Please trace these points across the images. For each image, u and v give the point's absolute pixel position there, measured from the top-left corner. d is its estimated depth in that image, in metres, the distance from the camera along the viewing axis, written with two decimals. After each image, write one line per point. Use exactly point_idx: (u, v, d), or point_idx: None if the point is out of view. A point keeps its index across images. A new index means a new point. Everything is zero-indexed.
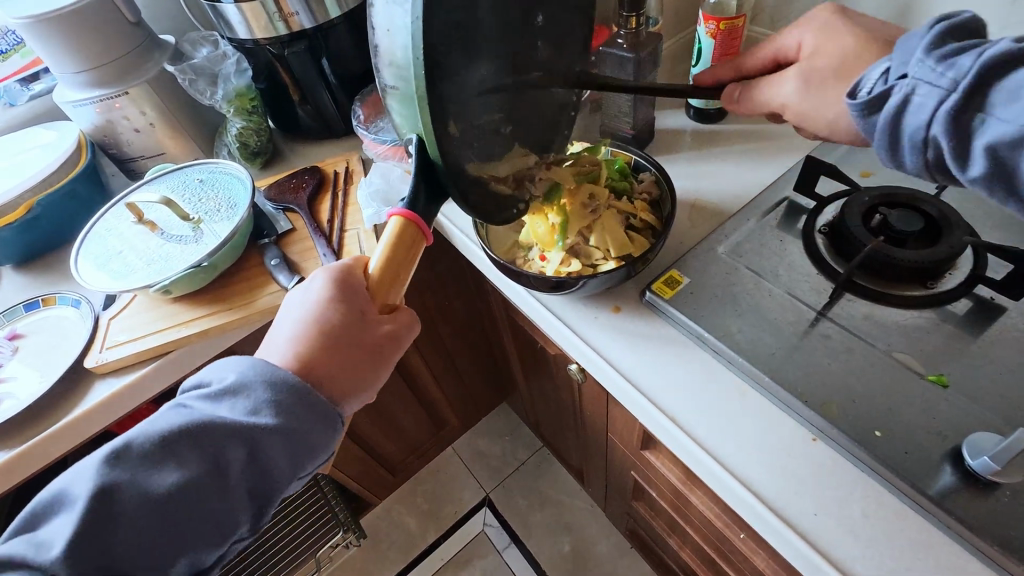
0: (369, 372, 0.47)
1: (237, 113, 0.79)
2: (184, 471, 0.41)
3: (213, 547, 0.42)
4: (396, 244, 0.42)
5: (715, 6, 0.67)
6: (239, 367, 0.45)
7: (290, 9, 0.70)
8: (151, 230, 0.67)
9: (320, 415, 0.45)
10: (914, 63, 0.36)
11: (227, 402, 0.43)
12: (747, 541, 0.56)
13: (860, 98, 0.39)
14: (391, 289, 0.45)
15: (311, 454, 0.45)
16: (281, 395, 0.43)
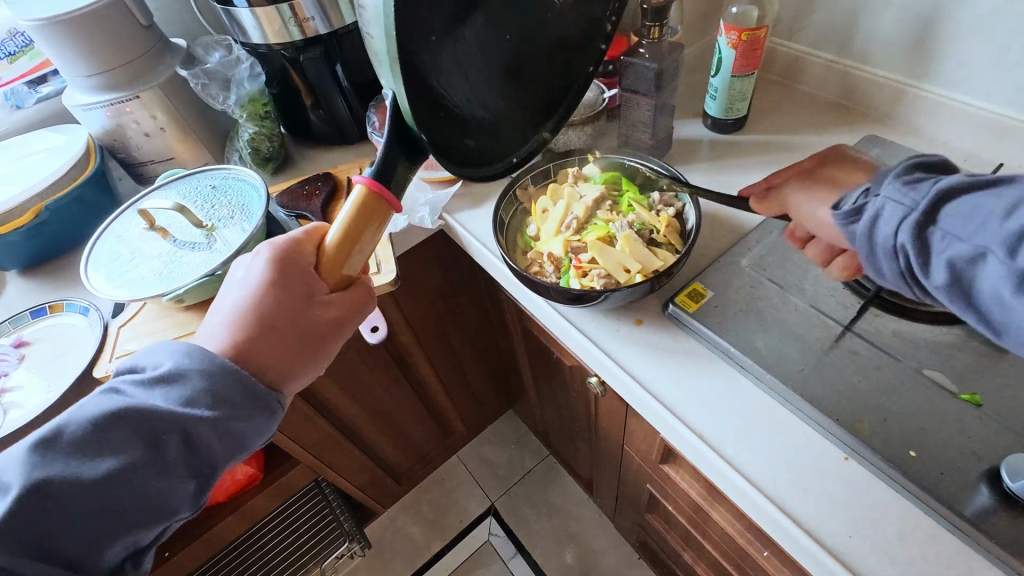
0: (310, 354, 0.47)
1: (249, 118, 0.78)
2: (119, 457, 0.41)
3: (158, 525, 0.43)
4: (359, 213, 0.39)
5: (736, 16, 0.67)
6: (173, 354, 0.44)
7: (306, 14, 0.69)
8: (162, 237, 0.66)
9: (256, 403, 0.45)
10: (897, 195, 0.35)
11: (160, 390, 0.43)
12: (770, 560, 0.55)
13: (843, 209, 0.38)
14: (348, 263, 0.43)
15: (249, 440, 0.45)
16: (215, 382, 0.43)
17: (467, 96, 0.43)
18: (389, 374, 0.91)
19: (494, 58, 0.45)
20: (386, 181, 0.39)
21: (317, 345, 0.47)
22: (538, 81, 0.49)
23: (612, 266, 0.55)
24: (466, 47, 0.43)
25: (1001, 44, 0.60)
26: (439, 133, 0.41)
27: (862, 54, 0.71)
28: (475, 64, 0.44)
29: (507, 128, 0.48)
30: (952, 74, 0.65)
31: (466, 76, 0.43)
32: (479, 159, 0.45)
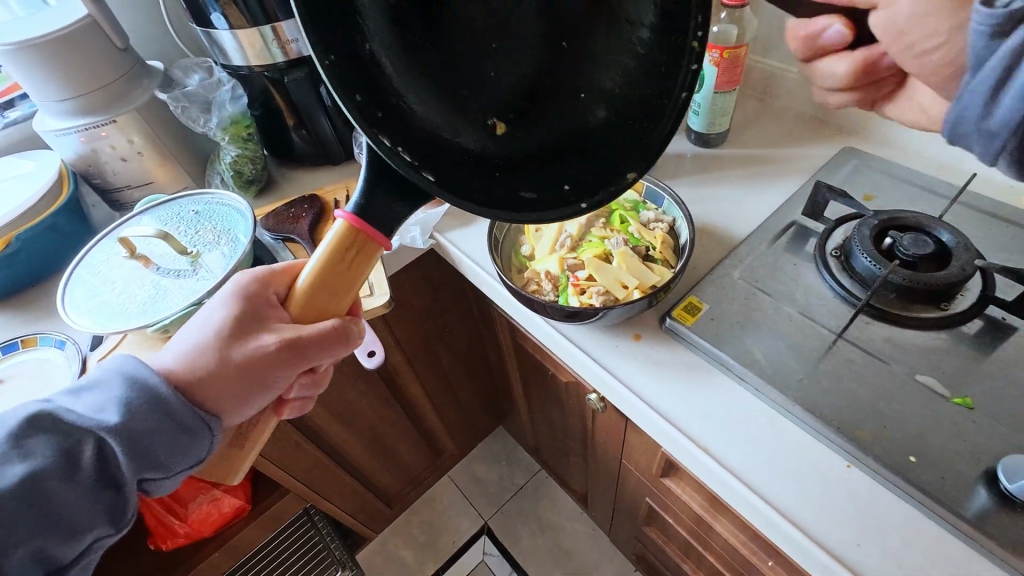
0: (262, 386, 0.45)
1: (232, 141, 0.76)
2: (29, 463, 0.39)
3: (68, 542, 0.41)
4: (336, 246, 0.40)
5: (716, 35, 0.69)
6: (105, 368, 0.43)
7: (288, 36, 0.69)
8: (144, 265, 0.64)
9: (176, 422, 0.42)
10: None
11: (80, 397, 0.41)
12: (774, 569, 0.56)
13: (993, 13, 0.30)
14: (325, 296, 0.43)
15: (169, 457, 0.42)
16: (142, 400, 0.41)
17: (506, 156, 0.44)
18: (381, 396, 0.89)
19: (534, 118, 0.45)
20: (368, 218, 0.40)
21: (269, 377, 0.44)
22: (605, 120, 0.44)
23: (609, 283, 0.55)
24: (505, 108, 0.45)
25: None
26: (442, 177, 0.40)
27: None
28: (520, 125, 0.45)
29: (578, 177, 0.44)
30: None
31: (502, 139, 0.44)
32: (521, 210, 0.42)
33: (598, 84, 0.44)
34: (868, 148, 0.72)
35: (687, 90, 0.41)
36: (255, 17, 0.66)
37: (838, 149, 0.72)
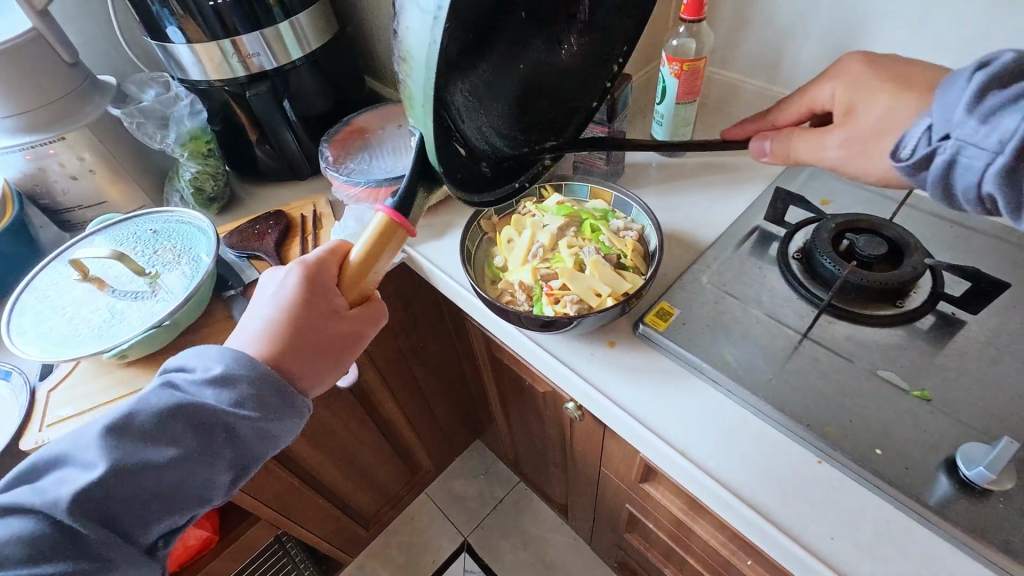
0: (328, 366, 0.51)
1: (191, 157, 0.74)
2: (179, 447, 0.45)
3: (193, 512, 0.46)
4: (375, 244, 0.43)
5: (676, 49, 0.71)
6: (224, 361, 0.47)
7: (249, 50, 0.67)
8: (98, 288, 0.61)
9: (289, 404, 0.49)
10: (956, 124, 0.37)
11: (213, 389, 0.46)
12: (754, 568, 0.57)
13: (905, 159, 0.40)
14: (367, 285, 0.47)
15: (287, 436, 0.49)
16: (265, 389, 0.47)
17: (481, 127, 0.47)
18: (354, 415, 0.87)
19: (510, 89, 0.50)
20: (404, 212, 0.43)
21: (343, 354, 0.51)
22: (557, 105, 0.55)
23: (582, 291, 0.55)
24: (487, 73, 0.47)
25: None
26: (458, 165, 0.45)
27: (788, 81, 0.77)
28: (492, 91, 0.48)
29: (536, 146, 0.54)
30: None
31: (481, 108, 0.47)
32: (484, 186, 0.49)
33: (560, 69, 0.53)
34: None
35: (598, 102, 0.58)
36: (214, 30, 0.65)
37: None
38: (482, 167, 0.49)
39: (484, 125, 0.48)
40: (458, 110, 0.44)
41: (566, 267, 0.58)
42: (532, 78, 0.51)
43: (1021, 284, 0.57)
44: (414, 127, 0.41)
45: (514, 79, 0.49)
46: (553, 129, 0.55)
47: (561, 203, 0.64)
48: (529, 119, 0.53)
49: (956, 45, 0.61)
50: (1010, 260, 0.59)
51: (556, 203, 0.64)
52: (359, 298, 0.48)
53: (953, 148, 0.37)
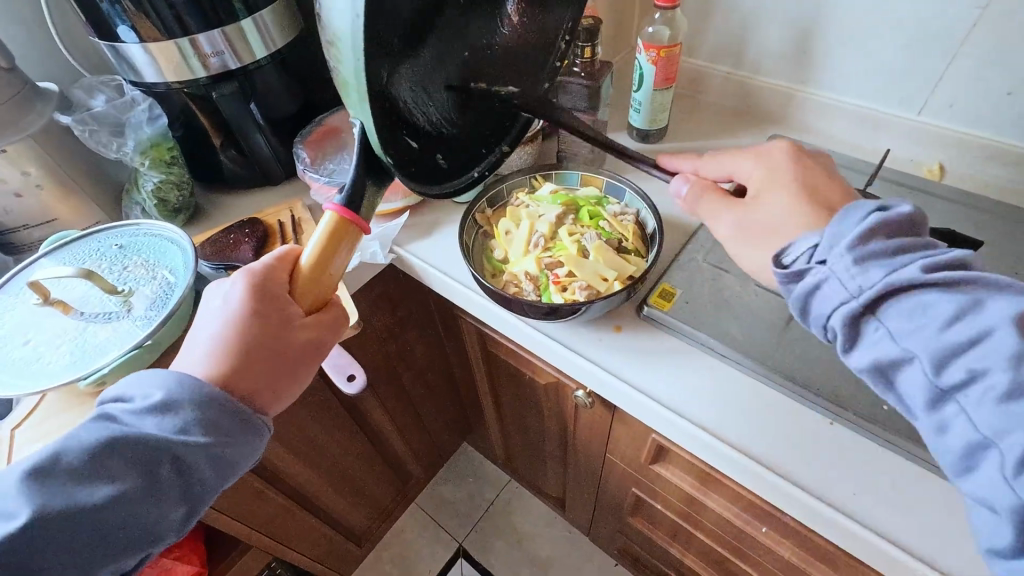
0: (285, 385, 0.46)
1: (152, 166, 0.69)
2: (118, 484, 0.39)
3: (142, 554, 0.41)
4: (330, 239, 0.41)
5: (651, 36, 0.73)
6: (165, 384, 0.42)
7: (208, 49, 0.63)
8: (64, 313, 0.55)
9: (247, 425, 0.43)
10: (830, 254, 0.39)
11: (153, 417, 0.41)
12: (769, 534, 0.58)
13: (830, 322, 0.40)
14: (323, 286, 0.45)
15: (244, 463, 0.44)
16: (215, 412, 0.42)
17: (437, 115, 0.48)
18: (345, 428, 0.84)
19: (460, 68, 0.49)
20: (355, 207, 0.42)
21: (303, 368, 0.46)
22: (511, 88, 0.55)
23: (590, 277, 0.56)
24: (441, 59, 0.47)
25: (866, 54, 0.70)
26: (410, 157, 0.45)
27: (754, 65, 0.80)
28: (448, 77, 0.48)
29: (489, 129, 0.55)
30: (828, 78, 0.75)
31: (434, 95, 0.47)
32: (442, 176, 0.50)
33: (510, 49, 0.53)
34: (798, 137, 0.79)
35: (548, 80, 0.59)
36: (170, 29, 0.60)
37: (766, 137, 0.78)
38: (434, 158, 0.49)
39: (438, 112, 0.48)
40: (406, 97, 0.44)
41: (570, 254, 0.58)
42: (483, 57, 0.51)
43: (986, 243, 0.61)
44: (353, 118, 0.41)
45: (465, 61, 0.49)
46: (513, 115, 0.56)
47: (556, 192, 0.64)
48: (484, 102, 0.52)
49: (912, 24, 0.65)
50: (969, 223, 0.64)
51: (550, 193, 0.64)
52: (316, 304, 0.46)
53: (850, 266, 0.38)
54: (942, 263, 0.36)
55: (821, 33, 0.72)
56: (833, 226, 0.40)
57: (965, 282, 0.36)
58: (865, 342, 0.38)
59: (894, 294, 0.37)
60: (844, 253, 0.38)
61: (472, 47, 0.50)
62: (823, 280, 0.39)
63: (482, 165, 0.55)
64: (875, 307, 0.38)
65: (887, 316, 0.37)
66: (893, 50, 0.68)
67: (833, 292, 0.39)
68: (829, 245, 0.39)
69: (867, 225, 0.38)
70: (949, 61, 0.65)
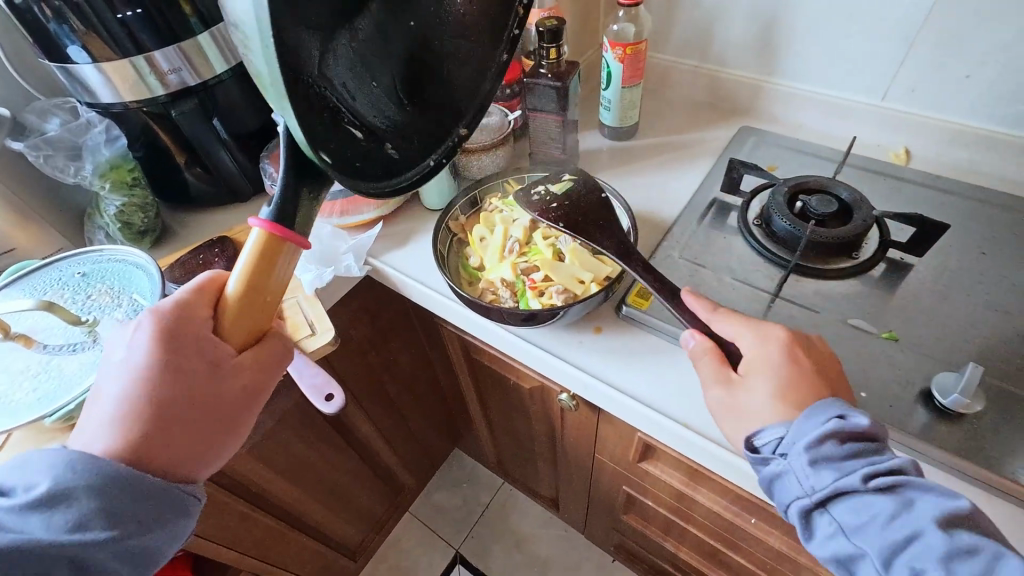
0: (225, 430, 0.45)
1: (113, 189, 0.67)
2: None
3: None
4: (259, 259, 0.39)
5: (616, 33, 0.72)
6: (55, 474, 0.38)
7: (165, 66, 0.61)
8: (25, 346, 0.53)
9: (164, 504, 0.41)
10: (794, 456, 0.39)
11: (39, 517, 0.37)
12: (759, 525, 0.59)
13: (760, 451, 0.41)
14: (255, 318, 0.43)
15: (155, 551, 0.42)
16: (120, 497, 0.40)
17: (378, 104, 0.46)
18: (331, 444, 0.82)
19: (398, 59, 0.48)
20: (283, 222, 0.40)
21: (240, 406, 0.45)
22: (461, 70, 0.53)
23: (566, 281, 0.55)
24: (367, 41, 0.45)
25: (829, 43, 0.71)
26: (351, 153, 0.43)
27: (720, 58, 0.80)
28: (379, 62, 0.46)
29: (442, 114, 0.52)
30: (794, 67, 0.76)
31: (376, 88, 0.46)
32: (396, 169, 0.48)
33: (455, 31, 0.51)
34: (769, 128, 0.79)
35: (507, 51, 0.54)
36: (123, 47, 0.58)
37: (736, 129, 0.79)
38: (382, 151, 0.46)
39: (379, 104, 0.46)
40: (342, 91, 0.42)
41: (546, 258, 0.58)
42: (423, 43, 0.49)
43: (952, 225, 0.62)
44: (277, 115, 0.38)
45: (403, 51, 0.48)
46: (467, 95, 0.54)
47: None
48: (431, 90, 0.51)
49: (870, 12, 0.66)
50: (937, 205, 0.65)
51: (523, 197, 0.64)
52: (246, 338, 0.44)
53: (779, 468, 0.40)
54: (884, 470, 0.37)
55: (785, 23, 0.72)
56: (799, 420, 0.40)
57: (909, 486, 0.37)
58: (819, 531, 0.39)
59: (850, 496, 0.38)
60: (802, 455, 0.39)
61: (409, 34, 0.48)
62: (779, 474, 0.40)
63: (442, 153, 0.52)
64: (828, 503, 0.38)
65: (838, 516, 0.38)
66: (854, 37, 0.69)
67: (791, 485, 0.40)
68: (792, 442, 0.39)
69: (828, 430, 0.38)
70: (909, 46, 0.66)
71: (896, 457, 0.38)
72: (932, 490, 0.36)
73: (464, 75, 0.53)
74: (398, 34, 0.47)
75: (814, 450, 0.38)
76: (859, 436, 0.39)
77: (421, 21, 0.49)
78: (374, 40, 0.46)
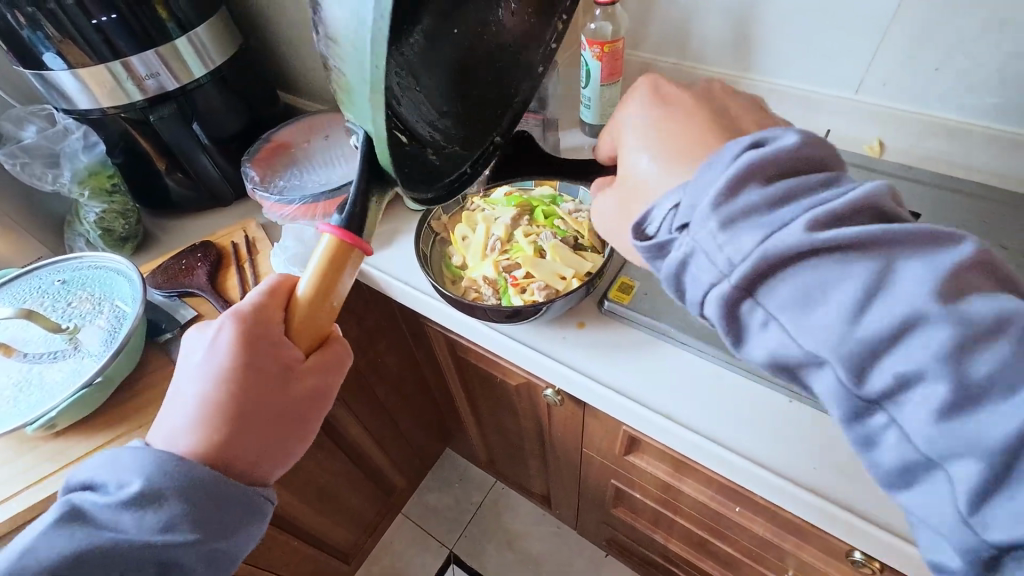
0: (293, 438, 0.45)
1: (92, 196, 0.67)
2: None
3: None
4: (328, 266, 0.39)
5: (594, 32, 0.73)
6: (146, 476, 0.40)
7: (142, 72, 0.61)
8: (5, 355, 0.53)
9: (240, 507, 0.42)
10: (700, 219, 0.33)
11: (133, 516, 0.40)
12: (743, 513, 0.60)
13: (653, 234, 0.36)
14: (323, 322, 0.43)
15: (237, 547, 0.44)
16: (205, 502, 0.41)
17: (420, 110, 0.45)
18: (320, 447, 0.82)
19: (444, 67, 0.47)
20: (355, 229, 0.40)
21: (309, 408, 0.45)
22: (504, 79, 0.51)
23: (547, 277, 0.56)
24: (418, 45, 0.44)
25: (802, 38, 0.72)
26: (400, 158, 0.42)
27: (698, 55, 0.82)
28: (423, 66, 0.45)
29: (480, 121, 0.51)
30: (769, 62, 0.77)
31: (421, 95, 0.45)
32: (435, 176, 0.47)
33: (502, 40, 0.50)
34: None
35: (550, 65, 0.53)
36: (100, 53, 0.58)
37: None
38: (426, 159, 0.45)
39: (421, 111, 0.45)
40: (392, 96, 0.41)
41: (528, 254, 0.59)
42: (468, 51, 0.48)
43: (924, 214, 0.64)
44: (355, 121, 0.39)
45: (449, 58, 0.47)
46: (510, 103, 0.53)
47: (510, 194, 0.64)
48: (468, 96, 0.49)
49: (841, 7, 0.67)
50: (910, 196, 0.67)
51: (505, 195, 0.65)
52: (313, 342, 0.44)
53: (688, 248, 0.33)
54: (830, 214, 0.30)
55: (759, 19, 0.74)
56: (701, 173, 0.34)
57: (877, 240, 0.30)
58: (755, 329, 0.32)
59: (780, 263, 0.31)
60: (716, 215, 0.32)
61: (457, 41, 0.47)
62: (693, 260, 0.33)
63: (472, 162, 0.51)
64: (758, 283, 0.31)
65: (772, 303, 0.31)
66: (826, 32, 0.70)
67: (704, 267, 0.33)
68: (692, 206, 0.33)
69: (742, 171, 0.32)
70: (879, 39, 0.68)
71: (855, 189, 0.31)
72: (909, 246, 0.29)
73: (507, 84, 0.52)
74: (447, 40, 0.46)
75: (728, 211, 0.32)
76: (785, 167, 0.32)
77: (470, 28, 0.48)
78: (423, 44, 0.44)
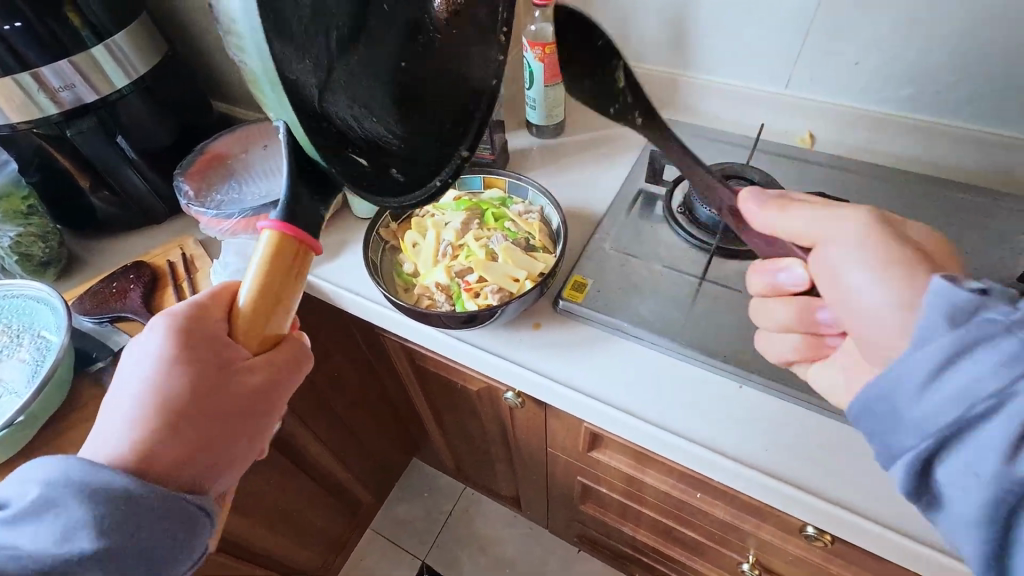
0: (237, 443, 0.41)
1: (5, 219, 0.62)
2: None
3: None
4: (271, 263, 0.36)
5: (534, 33, 0.74)
6: (42, 484, 0.36)
7: (56, 83, 0.57)
8: None
9: (158, 513, 0.37)
10: (921, 387, 0.32)
11: (33, 527, 0.36)
12: (704, 498, 0.61)
13: None
14: (274, 322, 0.39)
15: (166, 556, 0.39)
16: (110, 509, 0.36)
17: (376, 128, 0.43)
18: (277, 469, 0.79)
19: (390, 82, 0.45)
20: (297, 224, 0.36)
21: (254, 413, 0.41)
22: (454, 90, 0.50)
23: (500, 280, 0.56)
24: (361, 62, 0.42)
25: (734, 35, 0.75)
26: (348, 168, 0.39)
27: (637, 53, 0.83)
28: (372, 85, 0.44)
29: (437, 131, 0.49)
30: (704, 59, 0.79)
31: (371, 109, 0.43)
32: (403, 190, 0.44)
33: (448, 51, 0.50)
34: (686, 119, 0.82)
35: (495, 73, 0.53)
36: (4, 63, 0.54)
37: None
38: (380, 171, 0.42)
39: (374, 127, 0.43)
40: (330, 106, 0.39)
41: (479, 258, 0.58)
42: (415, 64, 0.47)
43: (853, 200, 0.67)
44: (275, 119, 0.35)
45: (395, 73, 0.46)
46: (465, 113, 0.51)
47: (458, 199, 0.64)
48: (420, 108, 0.48)
49: (767, 5, 0.70)
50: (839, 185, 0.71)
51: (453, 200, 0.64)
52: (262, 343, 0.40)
53: (888, 386, 0.34)
54: None
55: (692, 18, 0.76)
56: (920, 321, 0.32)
57: None
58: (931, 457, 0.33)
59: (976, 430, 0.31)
60: (936, 387, 0.32)
61: (399, 53, 0.46)
62: (889, 399, 0.34)
63: (443, 173, 0.48)
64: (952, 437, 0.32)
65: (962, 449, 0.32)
66: (755, 29, 0.73)
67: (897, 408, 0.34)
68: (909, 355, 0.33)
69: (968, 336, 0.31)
70: (804, 35, 0.71)
71: None
72: None
73: (454, 94, 0.50)
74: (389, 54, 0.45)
75: (946, 376, 0.31)
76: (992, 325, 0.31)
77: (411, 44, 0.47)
78: (363, 58, 0.43)
